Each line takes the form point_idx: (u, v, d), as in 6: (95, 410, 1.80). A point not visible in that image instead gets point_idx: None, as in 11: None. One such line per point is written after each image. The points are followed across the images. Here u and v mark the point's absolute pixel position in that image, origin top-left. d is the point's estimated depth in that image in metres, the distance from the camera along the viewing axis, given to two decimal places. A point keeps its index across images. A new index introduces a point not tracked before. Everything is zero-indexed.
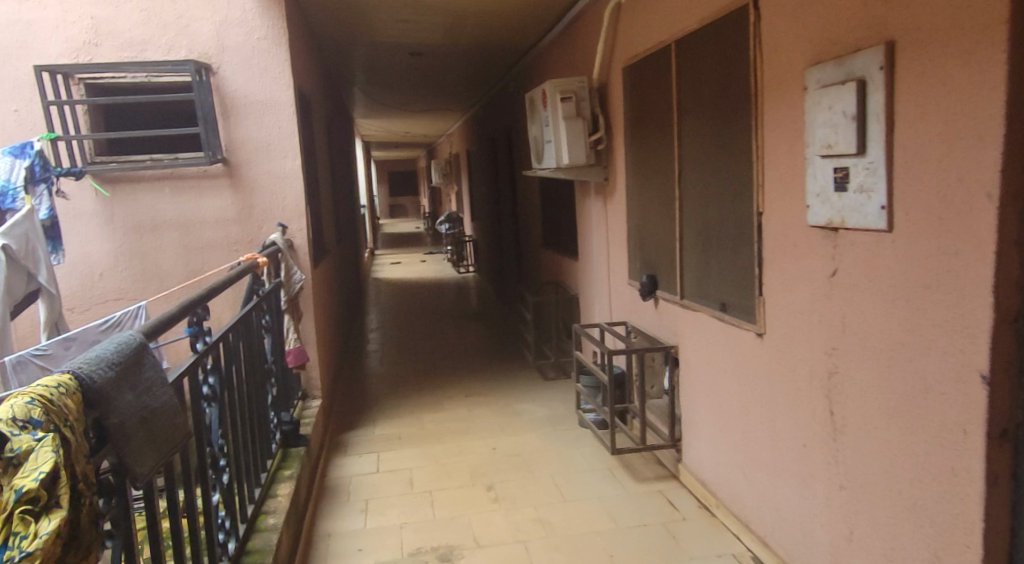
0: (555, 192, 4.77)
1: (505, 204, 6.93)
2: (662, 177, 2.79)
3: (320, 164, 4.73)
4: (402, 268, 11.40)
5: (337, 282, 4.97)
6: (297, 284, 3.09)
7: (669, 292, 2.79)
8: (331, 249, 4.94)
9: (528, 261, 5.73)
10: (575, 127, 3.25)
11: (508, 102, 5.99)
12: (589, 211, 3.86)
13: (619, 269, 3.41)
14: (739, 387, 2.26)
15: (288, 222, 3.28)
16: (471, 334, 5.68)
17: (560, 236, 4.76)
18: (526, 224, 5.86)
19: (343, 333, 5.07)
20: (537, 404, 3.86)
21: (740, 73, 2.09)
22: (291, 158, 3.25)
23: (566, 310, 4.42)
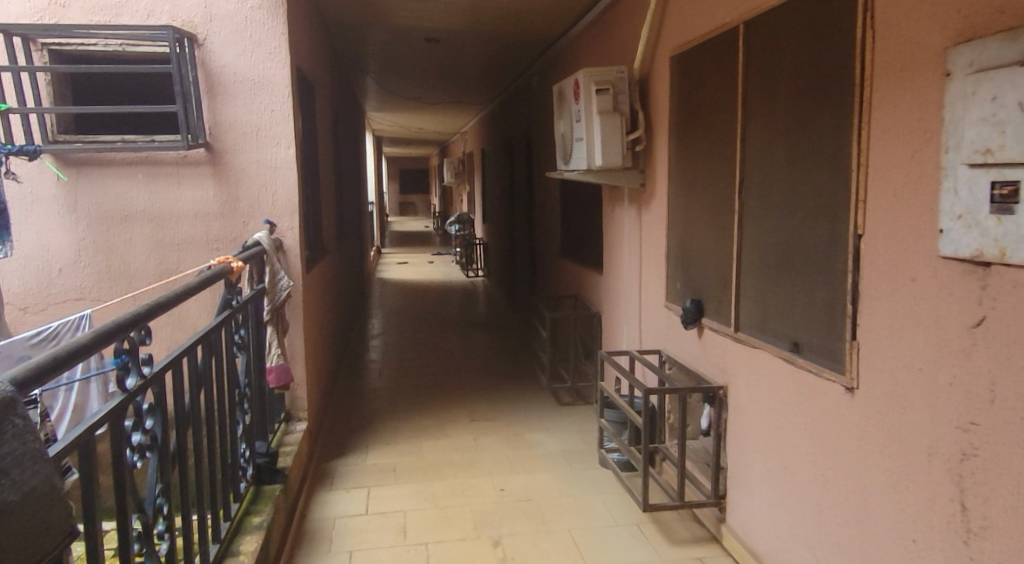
0: (578, 197, 4.35)
1: (520, 207, 6.52)
2: (714, 185, 2.37)
3: (322, 155, 4.34)
4: (409, 269, 10.99)
5: (336, 287, 4.57)
6: (283, 291, 2.68)
7: (718, 321, 2.36)
8: (331, 249, 4.54)
9: (544, 271, 5.31)
10: (611, 123, 2.82)
11: (529, 98, 5.59)
12: (619, 220, 3.43)
13: (653, 289, 2.99)
14: (811, 448, 1.83)
15: (278, 219, 2.88)
16: (480, 348, 5.26)
17: (581, 245, 4.34)
18: (543, 231, 5.45)
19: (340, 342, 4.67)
20: (551, 436, 3.43)
21: (835, 58, 1.67)
22: (284, 146, 2.85)
23: (586, 328, 4.00)
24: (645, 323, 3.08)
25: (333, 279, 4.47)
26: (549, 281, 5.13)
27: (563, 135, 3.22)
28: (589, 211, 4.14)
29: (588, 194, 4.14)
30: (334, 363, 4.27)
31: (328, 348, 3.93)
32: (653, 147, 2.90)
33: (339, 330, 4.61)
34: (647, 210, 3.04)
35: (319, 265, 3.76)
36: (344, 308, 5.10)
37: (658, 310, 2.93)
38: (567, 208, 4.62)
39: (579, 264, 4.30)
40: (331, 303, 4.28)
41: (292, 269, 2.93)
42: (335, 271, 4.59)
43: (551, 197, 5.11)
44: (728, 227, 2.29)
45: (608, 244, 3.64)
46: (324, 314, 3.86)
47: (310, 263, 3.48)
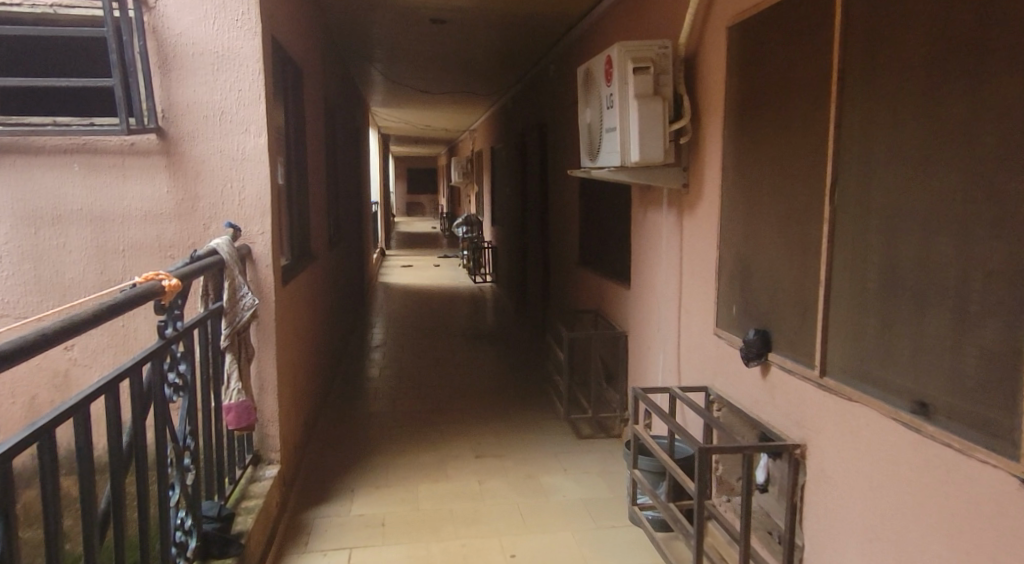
0: (602, 197, 3.85)
1: (533, 210, 6.03)
2: (788, 187, 1.87)
3: (312, 149, 3.86)
4: (414, 273, 10.47)
5: (326, 297, 4.08)
6: (246, 311, 2.17)
7: (793, 361, 1.85)
8: (323, 254, 4.05)
9: (560, 280, 4.81)
10: (651, 109, 2.31)
11: (546, 89, 5.11)
12: (653, 227, 2.93)
13: (697, 311, 2.48)
14: (946, 550, 1.31)
15: (247, 221, 2.41)
16: (488, 365, 4.76)
17: (605, 253, 3.83)
18: (559, 236, 4.95)
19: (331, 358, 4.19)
20: (569, 479, 2.92)
21: (1010, 0, 1.17)
22: (254, 133, 2.37)
23: (610, 349, 3.50)
24: (685, 352, 2.58)
25: (323, 288, 3.99)
26: (564, 293, 4.63)
27: (590, 126, 2.73)
28: (614, 215, 3.63)
29: (614, 195, 3.63)
30: (323, 385, 3.77)
31: (315, 369, 3.45)
32: (699, 138, 2.39)
33: (330, 345, 4.12)
34: (689, 215, 2.54)
35: (303, 272, 3.27)
36: (337, 320, 4.61)
37: (704, 336, 2.42)
38: (588, 211, 4.12)
39: (600, 274, 3.80)
40: (321, 316, 3.79)
41: (262, 282, 2.45)
42: (326, 279, 4.12)
43: (569, 198, 4.61)
44: (808, 238, 1.78)
45: (638, 256, 3.14)
46: (310, 330, 3.37)
47: (290, 272, 2.98)
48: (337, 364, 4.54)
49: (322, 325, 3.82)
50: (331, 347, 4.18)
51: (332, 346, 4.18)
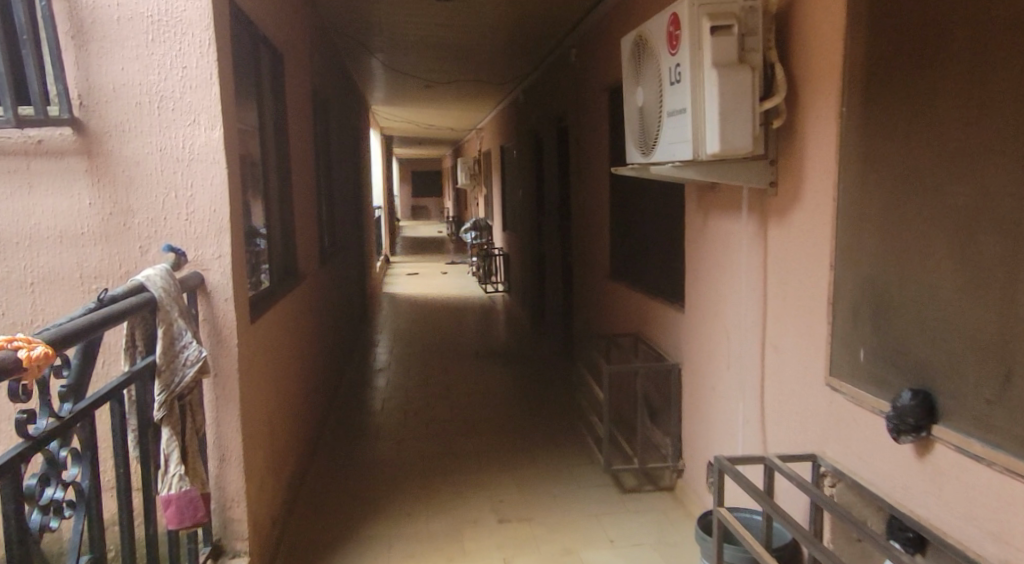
0: (642, 200, 3.26)
1: (550, 214, 5.45)
2: (967, 183, 1.26)
3: (298, 149, 3.30)
4: (420, 281, 9.89)
5: (317, 321, 3.51)
6: (189, 367, 1.56)
7: (983, 440, 1.24)
8: (311, 273, 3.49)
9: (588, 296, 4.21)
10: (736, 82, 1.71)
11: (565, 78, 4.54)
12: (720, 238, 2.33)
13: (793, 352, 1.88)
14: None
15: (200, 242, 1.83)
16: (506, 394, 4.16)
17: (647, 266, 3.23)
18: (586, 245, 4.36)
19: (325, 391, 3.62)
20: (617, 556, 2.32)
21: None
22: (205, 126, 1.79)
23: (657, 382, 2.92)
24: (775, 403, 1.98)
25: (313, 313, 3.41)
26: (594, 311, 4.03)
27: (642, 110, 2.14)
28: (660, 221, 3.04)
29: (659, 197, 3.03)
30: (314, 427, 3.20)
31: (302, 415, 2.86)
32: (794, 122, 1.80)
33: (323, 378, 3.54)
34: (777, 224, 1.94)
35: (284, 299, 2.69)
36: (332, 346, 4.04)
37: (805, 386, 1.82)
38: (624, 217, 3.53)
39: (641, 292, 3.20)
40: (310, 346, 3.22)
41: (220, 321, 1.87)
42: (317, 300, 3.55)
43: (599, 202, 4.01)
44: (1012, 259, 1.18)
45: (698, 273, 2.54)
46: (295, 367, 2.79)
47: (264, 300, 2.40)
48: (332, 397, 3.96)
49: (312, 356, 3.25)
50: (324, 380, 3.60)
51: (324, 378, 3.60)
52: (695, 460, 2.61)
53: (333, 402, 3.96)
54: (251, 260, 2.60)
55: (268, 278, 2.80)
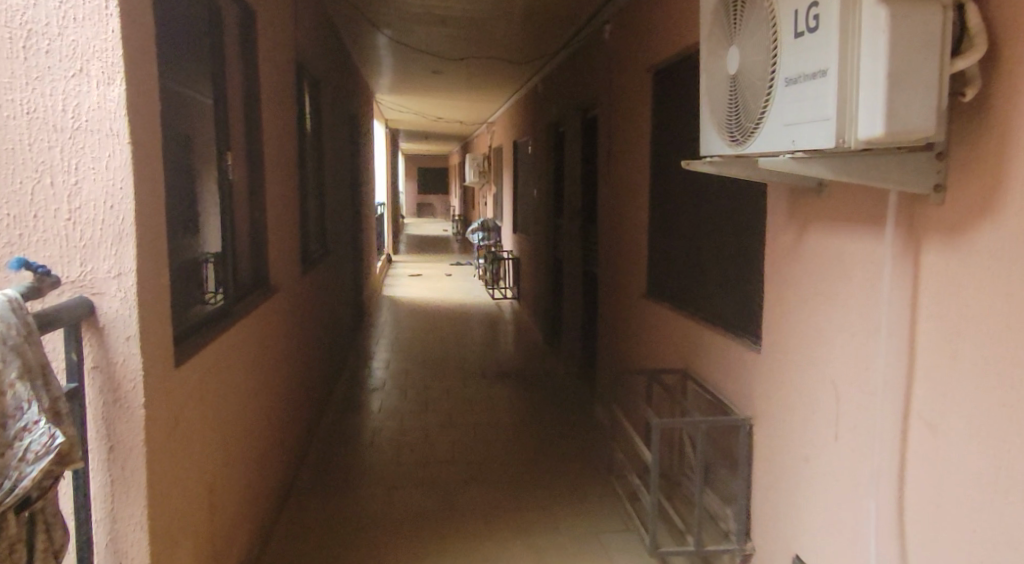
0: (700, 207, 2.65)
1: (572, 217, 4.84)
2: None
3: (276, 131, 2.70)
4: (424, 284, 9.30)
5: (293, 343, 2.91)
6: (34, 463, 0.95)
7: None
8: (286, 283, 2.89)
9: (621, 317, 3.60)
10: (916, 25, 1.10)
11: (597, 59, 3.93)
12: (828, 263, 1.72)
13: (967, 440, 1.27)
14: None
15: (87, 252, 1.23)
16: (518, 430, 3.55)
17: (705, 288, 2.62)
18: (618, 257, 3.75)
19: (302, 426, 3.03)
20: None
21: None
22: (95, 77, 1.19)
23: (719, 439, 2.31)
24: (930, 507, 1.37)
25: (288, 332, 2.82)
26: (628, 336, 3.42)
27: (735, 82, 1.53)
28: (727, 234, 2.43)
29: (726, 203, 2.42)
30: (282, 476, 2.61)
31: (263, 469, 2.27)
32: (990, 95, 1.19)
33: (298, 411, 2.95)
34: (942, 249, 1.32)
35: (246, 324, 2.09)
36: (314, 369, 3.45)
37: (994, 498, 1.20)
38: (677, 227, 2.93)
39: (693, 319, 2.59)
40: (281, 376, 2.63)
41: (119, 371, 1.26)
42: (294, 317, 2.96)
43: (638, 207, 3.41)
44: None
45: (788, 307, 1.93)
46: (256, 410, 2.20)
47: (212, 330, 1.80)
48: (312, 429, 3.37)
49: (283, 389, 2.66)
50: (300, 415, 3.00)
51: (300, 412, 3.00)
52: (773, 551, 2.00)
53: (313, 435, 3.37)
54: (203, 271, 2.01)
55: (227, 294, 2.20)
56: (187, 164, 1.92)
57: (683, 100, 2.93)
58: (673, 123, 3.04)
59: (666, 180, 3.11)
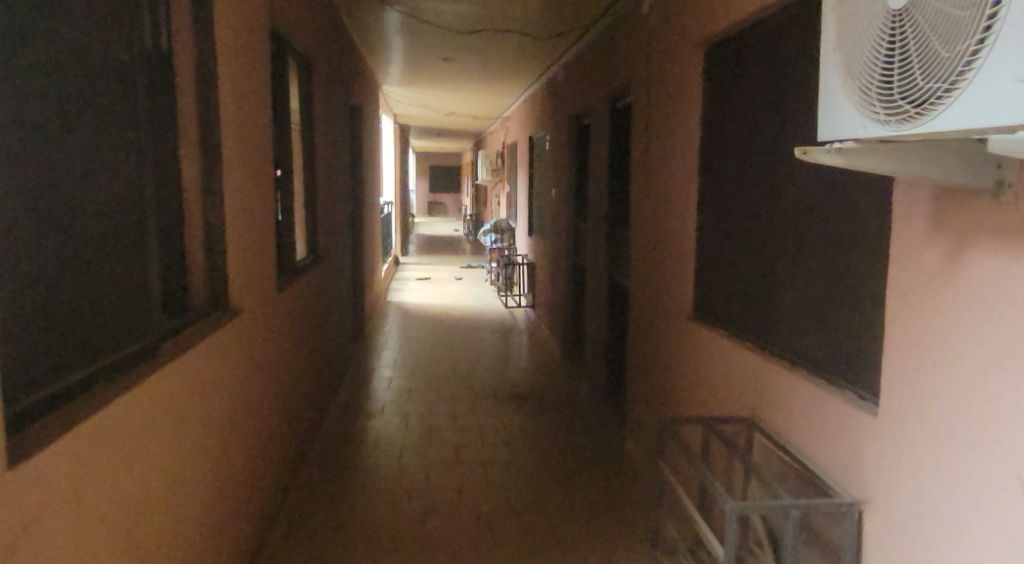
0: (776, 216, 2.09)
1: (596, 219, 4.31)
2: None
3: (234, 113, 2.20)
4: (433, 288, 8.79)
5: (255, 380, 2.41)
6: None
7: None
8: (251, 305, 2.36)
9: (662, 343, 3.05)
10: None
11: (633, 34, 3.40)
12: (1006, 309, 1.18)
13: None
14: None
15: None
16: (529, 475, 3.04)
17: (783, 319, 2.06)
18: (657, 273, 3.19)
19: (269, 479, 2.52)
20: None
21: None
22: None
23: (814, 519, 1.77)
24: None
25: (250, 369, 2.32)
26: (672, 369, 2.85)
27: (903, 31, 0.98)
28: (816, 252, 1.86)
29: (815, 212, 1.85)
30: (235, 554, 2.09)
31: (198, 556, 1.75)
32: None
33: (263, 464, 2.43)
34: None
35: (172, 371, 1.57)
36: (290, 405, 2.95)
37: None
38: (741, 238, 2.36)
39: (772, 360, 2.02)
40: (236, 425, 2.13)
41: None
42: (258, 347, 2.45)
43: (683, 214, 2.84)
44: None
45: (926, 361, 1.39)
46: (187, 482, 1.69)
47: (93, 393, 1.27)
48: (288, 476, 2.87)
49: (237, 444, 2.15)
50: (268, 465, 2.51)
51: (267, 462, 2.51)
52: None
53: (289, 484, 2.87)
54: (90, 306, 1.48)
55: (146, 329, 1.68)
56: (56, 150, 1.39)
57: (742, 80, 2.36)
58: (729, 109, 2.47)
59: (721, 181, 2.54)
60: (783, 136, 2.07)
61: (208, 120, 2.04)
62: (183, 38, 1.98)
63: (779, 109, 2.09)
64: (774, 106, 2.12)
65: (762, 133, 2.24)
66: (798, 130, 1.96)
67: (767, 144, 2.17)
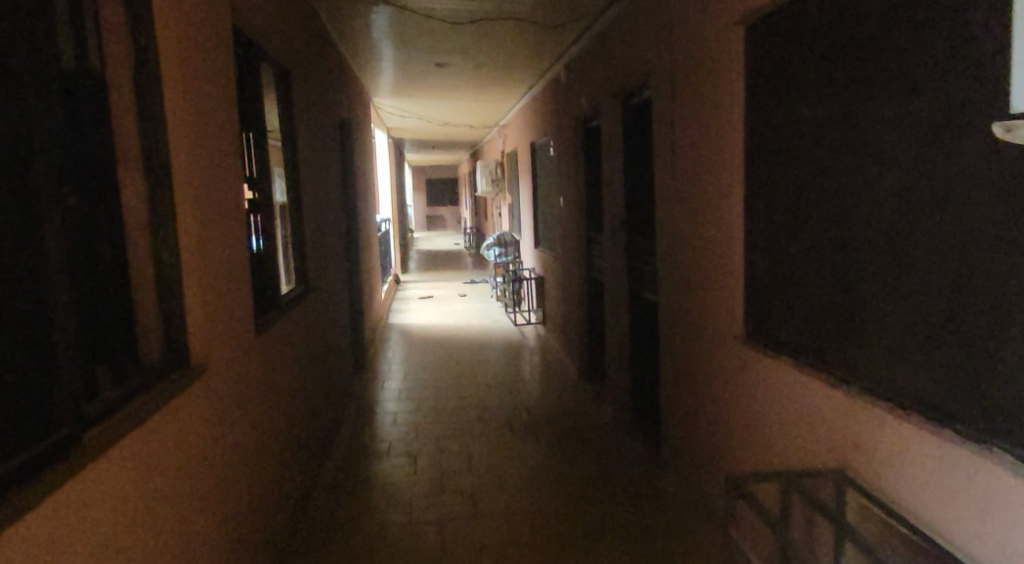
0: (862, 221, 1.69)
1: (612, 228, 3.91)
2: None
3: (187, 125, 1.81)
4: (437, 306, 8.40)
5: (232, 454, 2.01)
6: None
7: None
8: (223, 358, 1.96)
9: (704, 369, 2.64)
10: None
11: (653, 16, 3.00)
12: None
13: None
14: None
15: None
16: (557, 536, 2.62)
17: (876, 348, 1.66)
18: (691, 286, 2.79)
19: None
20: None
21: None
22: None
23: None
24: None
25: (218, 439, 1.89)
26: (724, 403, 2.44)
27: None
28: (925, 265, 1.47)
29: (925, 214, 1.46)
30: None
31: None
32: None
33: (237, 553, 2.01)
34: None
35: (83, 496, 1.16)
36: (281, 467, 2.55)
37: None
38: (808, 249, 1.97)
39: (872, 401, 1.63)
40: (194, 521, 1.70)
41: None
42: (237, 411, 2.05)
43: (725, 220, 2.45)
44: None
45: None
46: None
47: None
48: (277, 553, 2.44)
49: (197, 544, 1.72)
50: (248, 547, 2.12)
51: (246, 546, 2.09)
52: None
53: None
54: None
55: (65, 414, 1.29)
56: None
57: (795, 60, 1.98)
58: (779, 95, 2.09)
59: (771, 181, 2.16)
60: (862, 120, 1.68)
61: (154, 137, 1.66)
62: (117, 41, 1.61)
63: (853, 89, 1.70)
64: (846, 86, 1.73)
65: (826, 118, 1.85)
66: (887, 113, 1.57)
67: (839, 133, 1.78)
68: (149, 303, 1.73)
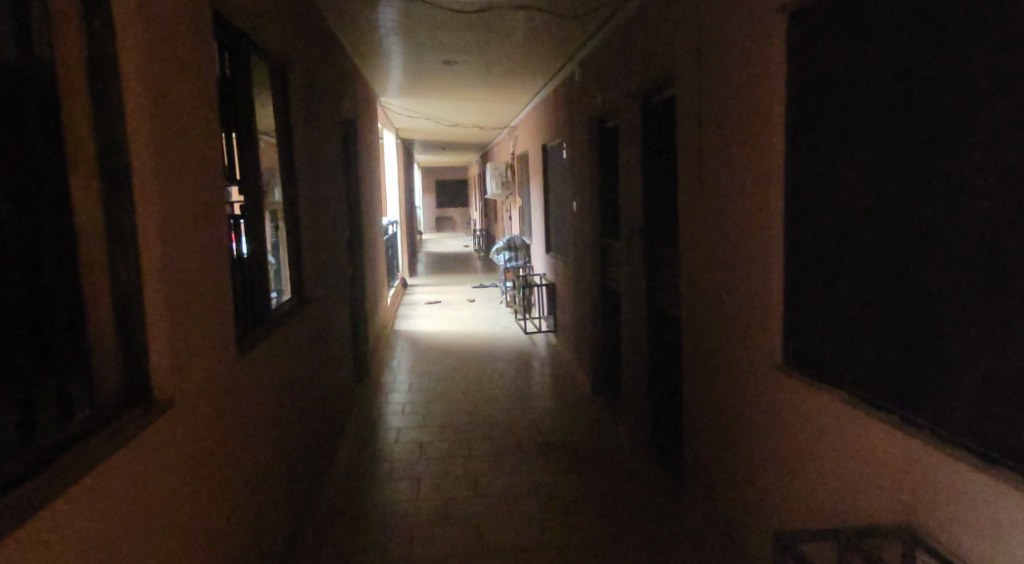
0: (929, 241, 1.44)
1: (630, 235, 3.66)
2: None
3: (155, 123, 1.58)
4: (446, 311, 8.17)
5: (212, 495, 1.80)
6: None
7: None
8: (197, 386, 1.73)
9: (736, 395, 2.39)
10: None
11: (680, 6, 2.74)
12: None
13: None
14: None
15: None
16: None
17: (948, 390, 1.41)
18: (720, 302, 2.54)
19: None
20: None
21: None
22: None
23: None
24: None
25: (191, 481, 1.65)
26: (761, 438, 2.20)
27: None
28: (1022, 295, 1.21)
29: (1019, 241, 1.22)
30: None
31: None
32: None
33: None
34: None
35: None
36: (271, 499, 2.32)
37: None
38: (863, 273, 1.73)
39: (945, 451, 1.38)
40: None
41: None
42: (216, 446, 1.84)
43: (762, 231, 2.20)
44: None
45: None
46: None
47: None
48: None
49: None
50: None
51: None
52: None
53: None
54: None
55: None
56: None
57: (847, 57, 1.73)
58: (825, 96, 1.83)
59: (815, 193, 1.91)
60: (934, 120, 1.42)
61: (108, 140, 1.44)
62: (68, 34, 1.39)
63: (920, 90, 1.46)
64: (911, 89, 1.49)
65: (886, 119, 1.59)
66: (970, 119, 1.32)
67: (898, 141, 1.54)
68: (107, 330, 1.51)
